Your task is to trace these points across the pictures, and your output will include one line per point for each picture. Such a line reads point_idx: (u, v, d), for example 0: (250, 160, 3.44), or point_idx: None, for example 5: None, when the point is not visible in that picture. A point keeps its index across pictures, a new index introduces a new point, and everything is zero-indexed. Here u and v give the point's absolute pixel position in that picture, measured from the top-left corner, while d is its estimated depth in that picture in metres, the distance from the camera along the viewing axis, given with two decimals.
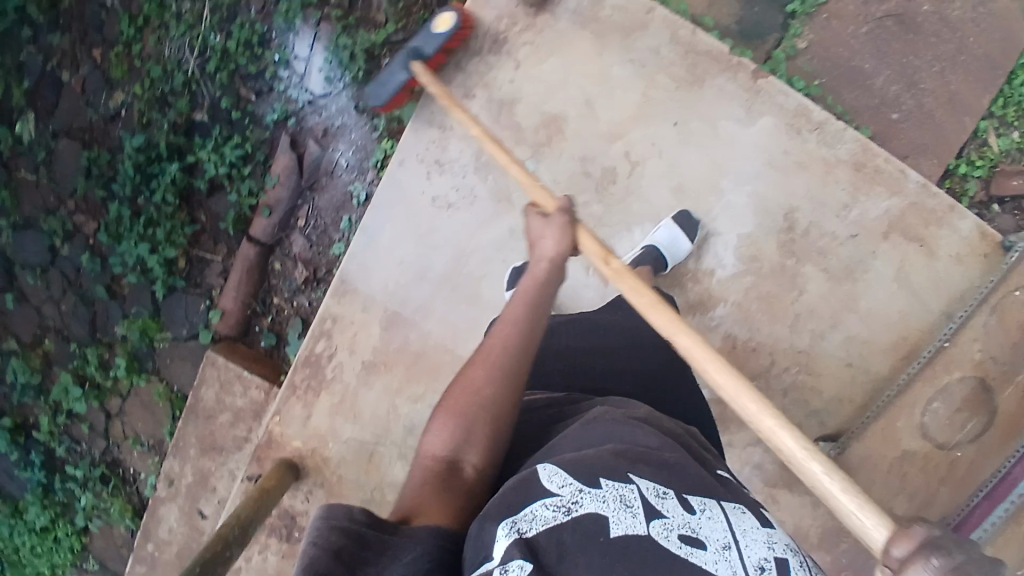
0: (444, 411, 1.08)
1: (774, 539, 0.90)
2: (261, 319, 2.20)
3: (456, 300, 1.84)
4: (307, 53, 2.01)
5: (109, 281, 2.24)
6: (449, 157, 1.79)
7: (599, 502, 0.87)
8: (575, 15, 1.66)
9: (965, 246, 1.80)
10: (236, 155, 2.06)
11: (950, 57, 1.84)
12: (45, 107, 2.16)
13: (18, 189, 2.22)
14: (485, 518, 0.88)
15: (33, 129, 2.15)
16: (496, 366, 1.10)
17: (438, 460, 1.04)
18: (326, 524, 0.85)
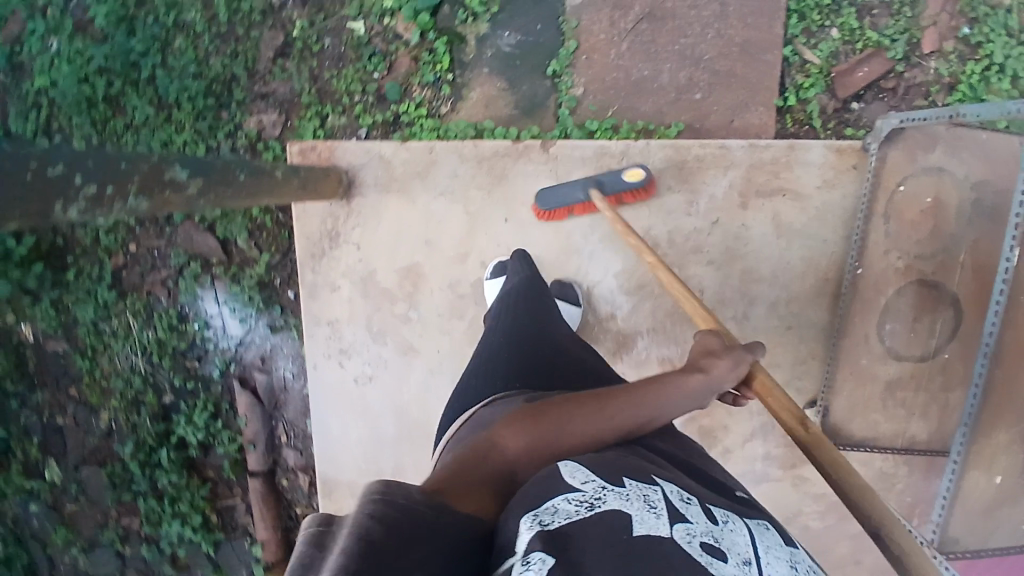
0: (524, 421, 1.06)
1: (794, 557, 0.97)
2: (296, 532, 2.39)
3: (420, 448, 2.00)
4: (216, 308, 2.28)
5: (170, 559, 2.49)
6: (348, 341, 1.96)
7: (622, 501, 0.88)
8: (377, 185, 1.84)
9: (828, 170, 1.78)
10: (206, 416, 2.34)
11: (718, 15, 1.84)
12: (60, 450, 2.46)
13: (72, 519, 2.51)
14: (512, 514, 0.84)
15: (59, 471, 2.46)
16: (597, 425, 1.07)
17: (494, 458, 0.99)
18: (384, 496, 0.72)
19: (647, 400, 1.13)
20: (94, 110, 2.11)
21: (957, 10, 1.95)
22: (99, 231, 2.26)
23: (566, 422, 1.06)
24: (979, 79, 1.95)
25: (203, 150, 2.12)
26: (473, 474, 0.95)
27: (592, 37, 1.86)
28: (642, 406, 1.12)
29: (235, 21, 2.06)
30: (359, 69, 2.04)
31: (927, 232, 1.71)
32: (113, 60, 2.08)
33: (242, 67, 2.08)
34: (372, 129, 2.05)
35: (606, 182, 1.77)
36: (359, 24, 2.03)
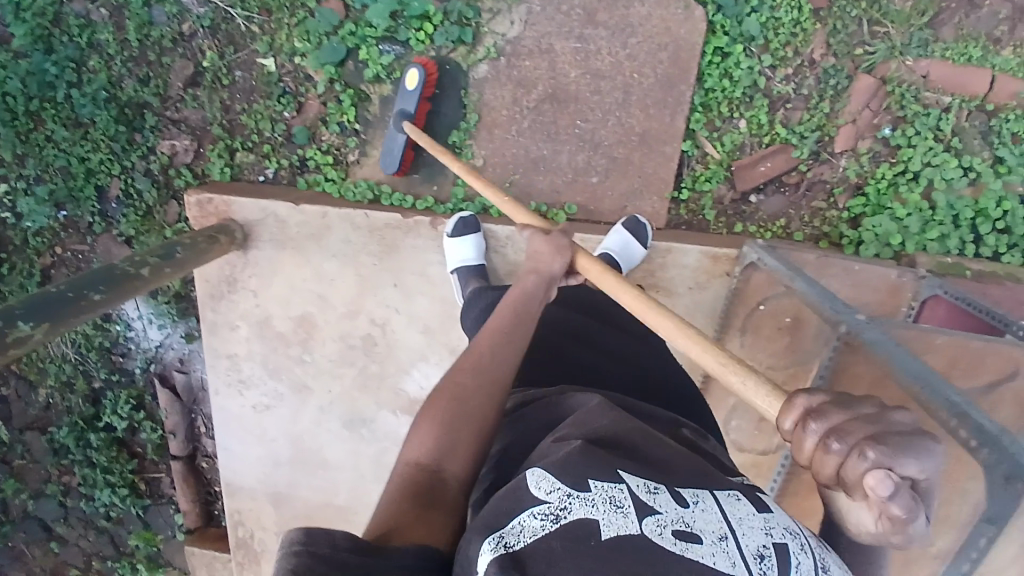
0: (427, 416, 1.06)
1: (773, 525, 0.83)
2: (215, 505, 2.64)
3: (312, 470, 2.18)
4: (137, 312, 2.40)
5: (105, 513, 2.64)
6: (246, 375, 2.09)
7: (588, 507, 0.79)
8: (274, 239, 1.91)
9: (699, 274, 1.85)
10: (130, 407, 2.49)
11: (621, 102, 1.84)
12: (5, 416, 2.56)
13: (20, 473, 2.61)
14: (476, 534, 0.80)
15: (4, 434, 2.55)
16: (480, 378, 1.11)
17: (420, 469, 0.99)
18: (304, 549, 0.75)
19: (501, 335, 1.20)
20: (18, 122, 2.09)
21: (882, 107, 1.90)
22: (28, 233, 2.21)
23: (462, 398, 1.07)
24: (887, 185, 1.91)
25: (119, 169, 2.14)
26: (409, 497, 0.94)
27: (493, 111, 1.86)
28: (506, 343, 1.19)
29: (147, 45, 2.04)
30: (268, 106, 2.02)
31: (783, 347, 1.69)
32: (30, 79, 2.04)
33: (153, 93, 2.06)
34: (280, 169, 2.05)
35: (405, 104, 1.82)
36: (270, 60, 2.00)
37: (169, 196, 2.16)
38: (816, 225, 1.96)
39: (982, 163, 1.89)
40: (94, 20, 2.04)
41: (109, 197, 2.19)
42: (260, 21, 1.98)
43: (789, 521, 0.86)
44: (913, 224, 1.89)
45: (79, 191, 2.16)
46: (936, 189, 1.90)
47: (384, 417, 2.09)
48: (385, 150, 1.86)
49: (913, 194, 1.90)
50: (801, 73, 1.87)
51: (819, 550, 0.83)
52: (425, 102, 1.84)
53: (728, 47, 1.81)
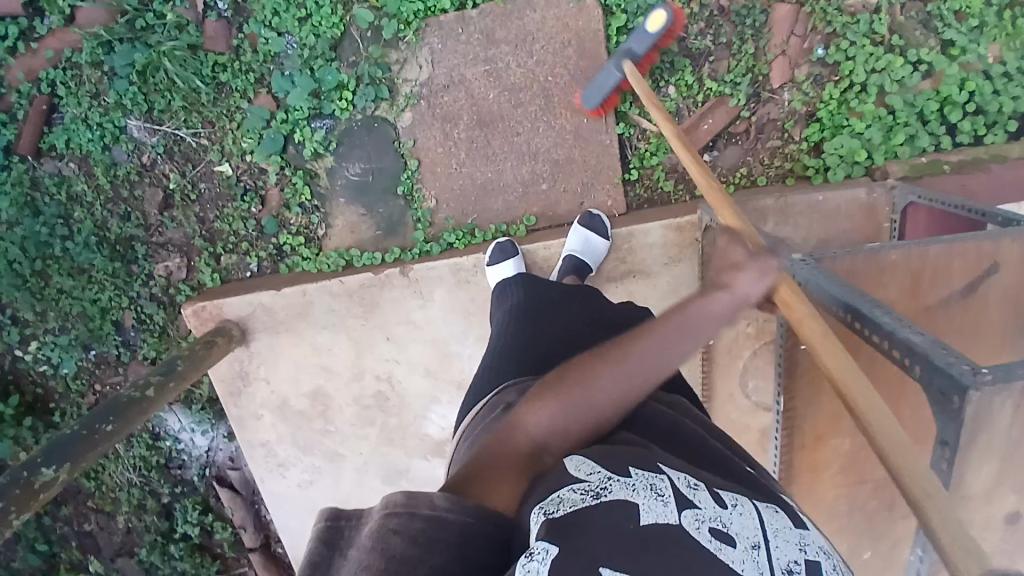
0: (549, 392, 1.01)
1: (807, 541, 0.87)
2: None
3: None
4: (181, 425, 2.58)
5: None
6: (283, 457, 2.16)
7: (629, 490, 0.80)
8: (269, 326, 2.03)
9: (670, 248, 1.84)
10: (198, 513, 2.64)
11: (544, 108, 1.89)
12: (95, 548, 2.71)
13: None
14: (525, 505, 0.80)
15: (98, 564, 2.71)
16: (616, 383, 1.02)
17: (518, 433, 0.96)
18: (407, 509, 0.72)
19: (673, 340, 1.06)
20: (30, 284, 2.28)
21: (808, 30, 1.85)
22: (68, 377, 2.41)
23: (591, 386, 1.01)
24: (839, 104, 1.85)
25: (127, 301, 2.31)
26: (491, 458, 0.91)
27: (430, 153, 1.95)
28: (673, 350, 1.06)
29: (118, 184, 2.22)
30: (236, 207, 2.15)
31: None
32: (27, 242, 2.24)
33: (136, 226, 2.25)
34: (262, 262, 2.17)
35: (636, 45, 1.76)
36: (226, 166, 2.14)
37: (175, 311, 2.33)
38: (778, 164, 1.90)
39: (930, 52, 1.81)
40: (67, 175, 2.24)
41: (125, 327, 2.37)
42: (206, 134, 2.13)
43: (822, 542, 0.90)
44: (876, 134, 1.82)
45: (98, 329, 2.34)
46: (890, 93, 1.82)
47: (416, 465, 2.12)
48: (595, 84, 1.80)
49: (866, 105, 1.83)
50: (714, 24, 1.85)
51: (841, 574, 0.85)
52: (655, 49, 1.78)
53: (631, 23, 1.83)
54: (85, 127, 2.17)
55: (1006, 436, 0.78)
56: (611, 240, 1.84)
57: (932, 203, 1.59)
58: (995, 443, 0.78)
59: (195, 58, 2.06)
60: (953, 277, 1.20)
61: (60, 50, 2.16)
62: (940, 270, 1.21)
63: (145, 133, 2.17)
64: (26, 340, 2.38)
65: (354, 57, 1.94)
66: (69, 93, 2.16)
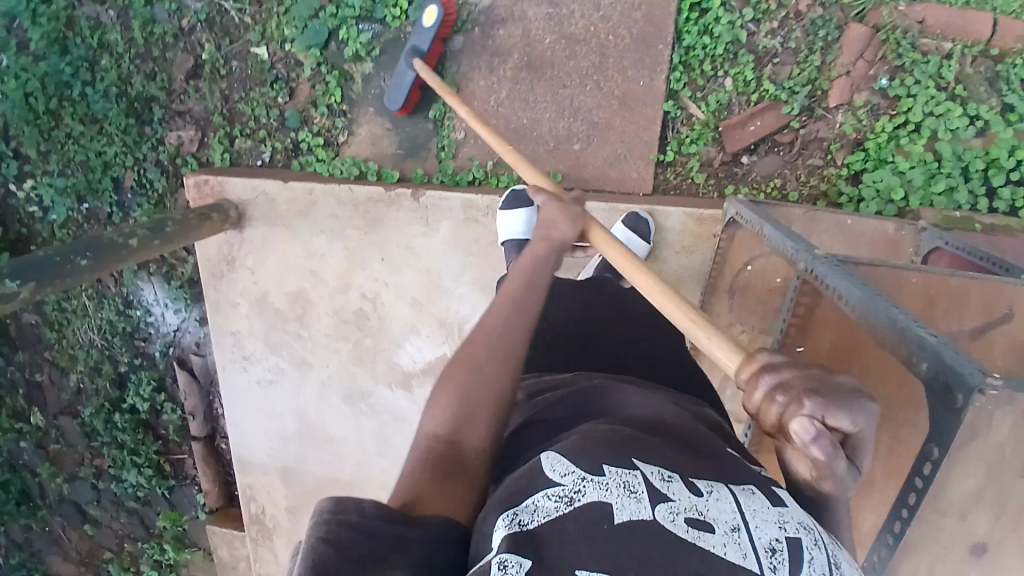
0: (445, 386, 0.97)
1: (786, 518, 0.77)
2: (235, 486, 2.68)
3: (317, 447, 2.17)
4: (156, 298, 2.53)
5: (136, 494, 2.73)
6: (250, 352, 2.12)
7: (601, 490, 0.74)
8: (268, 216, 1.99)
9: (686, 237, 1.81)
10: (152, 389, 2.59)
11: (596, 67, 1.84)
12: (41, 402, 2.68)
13: (57, 457, 2.73)
14: (492, 511, 0.77)
15: (41, 418, 2.68)
16: (499, 352, 0.99)
17: (437, 441, 0.93)
18: (334, 518, 0.73)
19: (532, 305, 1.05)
20: (40, 122, 2.22)
21: (877, 57, 1.80)
22: (55, 225, 2.36)
23: (481, 369, 0.97)
24: (889, 138, 1.80)
25: (132, 161, 2.26)
26: (428, 469, 0.88)
27: (471, 83, 1.91)
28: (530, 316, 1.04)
29: (152, 42, 2.16)
30: (263, 92, 2.09)
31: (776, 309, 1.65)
32: (47, 79, 2.17)
33: (159, 87, 2.18)
34: (276, 153, 2.12)
35: None
36: (263, 49, 2.07)
37: (177, 183, 2.27)
38: (814, 184, 1.86)
39: (990, 110, 1.76)
40: (103, 21, 2.17)
41: (124, 188, 2.31)
42: (251, 13, 2.07)
43: (803, 516, 0.80)
44: (917, 177, 1.78)
45: (97, 183, 2.28)
46: (941, 139, 1.78)
47: (380, 392, 2.08)
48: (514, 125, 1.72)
49: (916, 146, 1.79)
50: (787, 26, 1.80)
51: (832, 545, 0.77)
52: None
53: (704, 3, 1.79)
54: None
55: (1000, 450, 0.76)
56: (651, 245, 1.80)
57: (959, 251, 1.56)
58: (985, 455, 0.76)
59: None
60: (967, 310, 1.20)
61: None
62: (957, 296, 1.21)
63: None
64: (25, 178, 2.33)
65: None
66: None
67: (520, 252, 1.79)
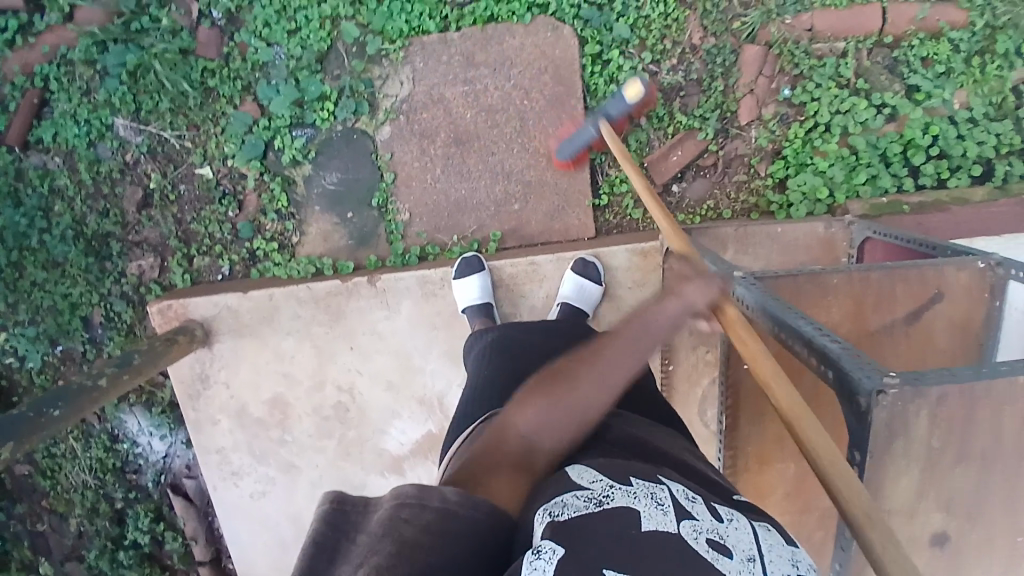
0: (541, 394, 1.02)
1: (799, 558, 0.83)
2: None
3: None
4: (141, 427, 2.53)
5: None
6: (237, 466, 2.12)
7: (630, 498, 0.81)
8: (233, 329, 2.03)
9: (635, 273, 1.88)
10: (150, 521, 2.56)
11: (519, 130, 1.95)
12: (47, 549, 2.63)
13: None
14: (529, 509, 0.81)
15: (42, 569, 2.61)
16: (604, 377, 1.03)
17: (513, 437, 0.97)
18: (416, 502, 0.71)
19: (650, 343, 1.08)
20: (3, 274, 2.27)
21: (776, 71, 1.92)
22: (32, 371, 2.39)
23: (575, 389, 1.01)
24: (803, 143, 1.90)
25: (98, 297, 2.31)
26: (484, 462, 0.91)
27: (406, 166, 2.00)
28: (635, 346, 1.07)
29: (100, 181, 2.25)
30: (213, 210, 2.17)
31: None
32: (6, 233, 2.24)
33: (113, 223, 2.26)
34: (234, 265, 2.19)
35: (609, 108, 1.84)
36: (207, 169, 2.17)
37: (144, 311, 2.33)
38: (743, 198, 1.95)
39: (895, 96, 1.88)
40: (51, 168, 2.26)
41: (94, 323, 2.36)
42: (190, 137, 2.17)
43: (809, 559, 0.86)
44: (838, 173, 1.87)
45: (67, 325, 2.33)
46: (853, 133, 1.89)
47: (374, 479, 2.09)
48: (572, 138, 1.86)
49: (830, 145, 1.88)
50: (685, 60, 1.92)
51: None
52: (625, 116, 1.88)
53: (605, 54, 1.91)
54: (73, 122, 2.20)
55: (924, 443, 0.82)
56: (603, 287, 1.87)
57: (887, 238, 1.64)
58: (912, 452, 0.82)
59: (186, 63, 2.11)
60: (896, 305, 1.25)
61: (57, 48, 2.19)
62: (885, 295, 1.25)
63: (130, 132, 2.20)
64: None
65: (339, 70, 2.00)
66: (60, 89, 2.19)
67: (480, 318, 1.85)
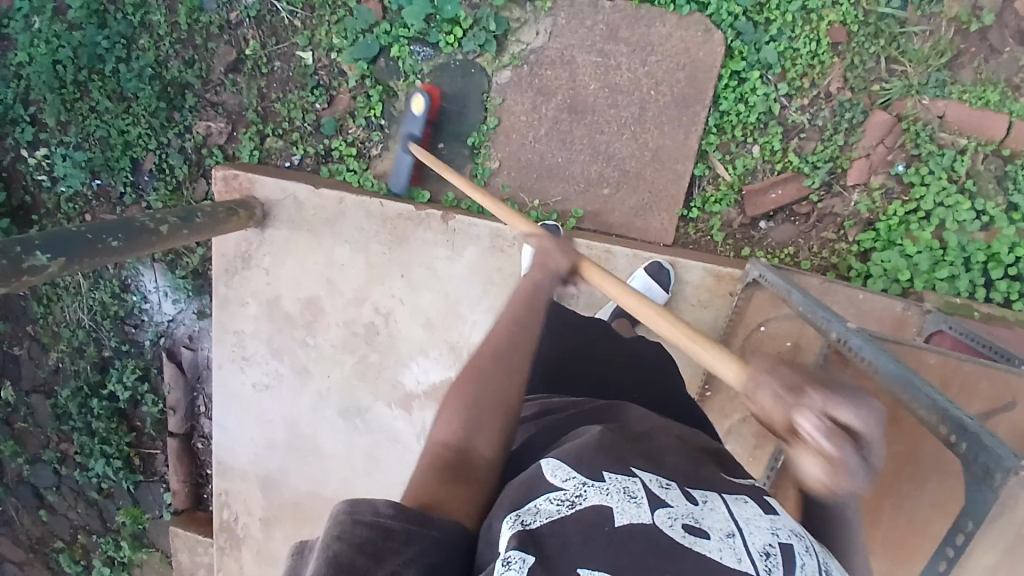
0: (452, 397, 1.01)
1: (778, 526, 0.82)
2: (205, 488, 2.58)
3: (304, 457, 2.12)
4: (155, 285, 2.47)
5: (98, 485, 2.61)
6: (250, 352, 2.10)
7: (602, 495, 0.78)
8: (291, 220, 2.00)
9: (703, 291, 1.87)
10: (134, 378, 2.51)
11: (635, 117, 1.92)
12: (15, 376, 2.59)
13: (22, 434, 2.62)
14: (496, 515, 0.80)
15: (11, 393, 2.58)
16: (506, 367, 1.05)
17: (446, 448, 0.95)
18: (348, 520, 0.76)
19: (506, 331, 1.11)
20: (65, 91, 2.20)
21: (897, 144, 1.90)
22: (62, 197, 2.31)
23: (479, 381, 1.02)
24: (900, 222, 1.90)
25: (154, 144, 2.23)
26: (441, 474, 0.90)
27: (512, 117, 1.97)
28: (515, 333, 1.11)
29: (194, 30, 2.16)
30: (302, 96, 2.10)
31: None
32: (81, 50, 2.16)
33: (196, 75, 2.17)
34: (306, 157, 2.13)
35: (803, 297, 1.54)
36: (309, 54, 2.09)
37: (198, 173, 2.25)
38: (824, 256, 1.95)
39: (995, 208, 1.86)
40: (147, 1, 2.17)
41: (142, 170, 2.28)
42: (302, 17, 2.09)
43: (794, 525, 0.85)
44: (924, 261, 1.87)
45: (114, 161, 2.25)
46: (948, 230, 1.88)
47: (379, 408, 2.06)
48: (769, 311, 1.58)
49: (924, 232, 1.88)
50: (817, 104, 1.91)
51: (823, 554, 0.82)
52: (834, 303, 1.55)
53: (744, 73, 1.89)
54: None
55: None
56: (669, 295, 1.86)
57: (961, 336, 1.66)
58: None
59: None
60: (976, 397, 1.30)
61: None
62: (968, 383, 1.32)
63: None
64: (38, 146, 2.29)
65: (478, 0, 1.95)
66: None
67: None
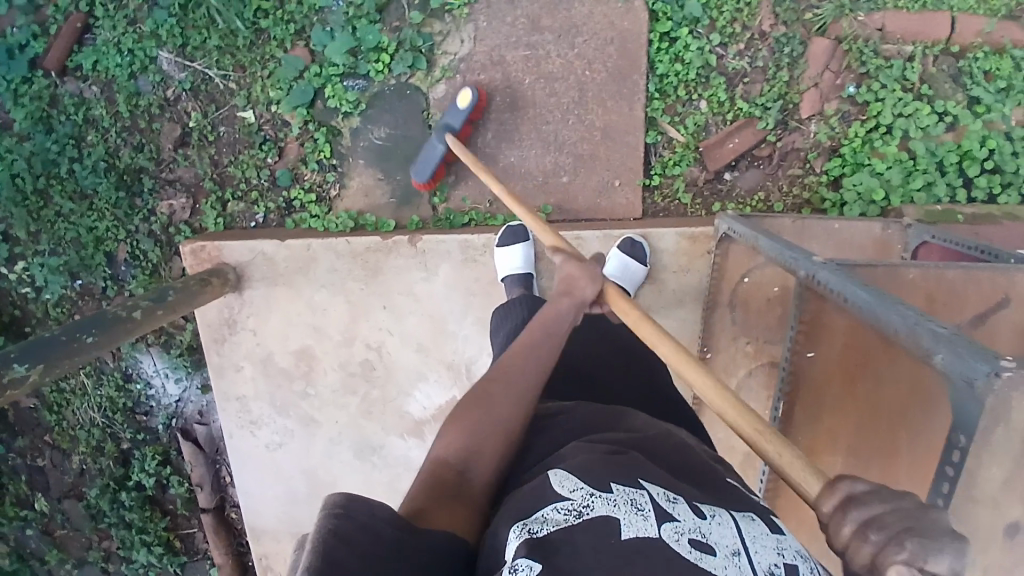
0: (453, 423, 1.00)
1: (785, 546, 0.79)
2: (249, 555, 2.60)
3: None
4: (155, 369, 2.49)
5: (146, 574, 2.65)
6: (256, 415, 2.10)
7: (610, 505, 0.77)
8: (266, 277, 2.01)
9: (682, 256, 1.87)
10: (156, 464, 2.53)
11: (576, 101, 1.92)
12: (45, 485, 2.61)
13: (62, 542, 2.65)
14: (503, 522, 0.80)
15: (43, 504, 2.61)
16: (516, 395, 1.04)
17: (444, 467, 0.93)
18: (343, 518, 0.71)
19: (527, 355, 1.12)
20: (28, 202, 2.24)
21: (843, 67, 1.87)
22: (48, 304, 2.34)
23: (490, 408, 1.01)
24: (862, 143, 1.87)
25: (123, 233, 2.26)
26: (430, 492, 0.89)
27: None
28: (528, 362, 1.11)
29: (137, 115, 2.18)
30: (252, 155, 2.12)
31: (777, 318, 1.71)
32: (34, 158, 2.20)
33: (147, 158, 2.20)
34: (269, 213, 2.14)
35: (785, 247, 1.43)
36: (249, 113, 2.11)
37: (171, 252, 2.28)
38: (795, 193, 1.93)
39: (956, 106, 1.82)
40: (87, 97, 2.20)
41: (118, 261, 2.31)
42: (235, 78, 2.11)
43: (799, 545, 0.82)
44: (895, 176, 1.84)
45: (89, 259, 2.28)
46: (913, 138, 1.84)
47: (393, 441, 2.06)
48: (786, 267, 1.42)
49: (889, 147, 1.85)
50: (753, 46, 1.88)
51: None
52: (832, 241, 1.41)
53: (673, 32, 1.88)
54: (115, 51, 2.14)
55: None
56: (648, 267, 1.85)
57: (946, 243, 1.62)
58: None
59: None
60: (967, 304, 1.26)
61: None
62: (955, 293, 1.27)
63: (174, 67, 2.14)
64: (14, 260, 2.32)
65: (398, 22, 1.95)
66: (104, 15, 2.14)
67: (522, 287, 1.82)
